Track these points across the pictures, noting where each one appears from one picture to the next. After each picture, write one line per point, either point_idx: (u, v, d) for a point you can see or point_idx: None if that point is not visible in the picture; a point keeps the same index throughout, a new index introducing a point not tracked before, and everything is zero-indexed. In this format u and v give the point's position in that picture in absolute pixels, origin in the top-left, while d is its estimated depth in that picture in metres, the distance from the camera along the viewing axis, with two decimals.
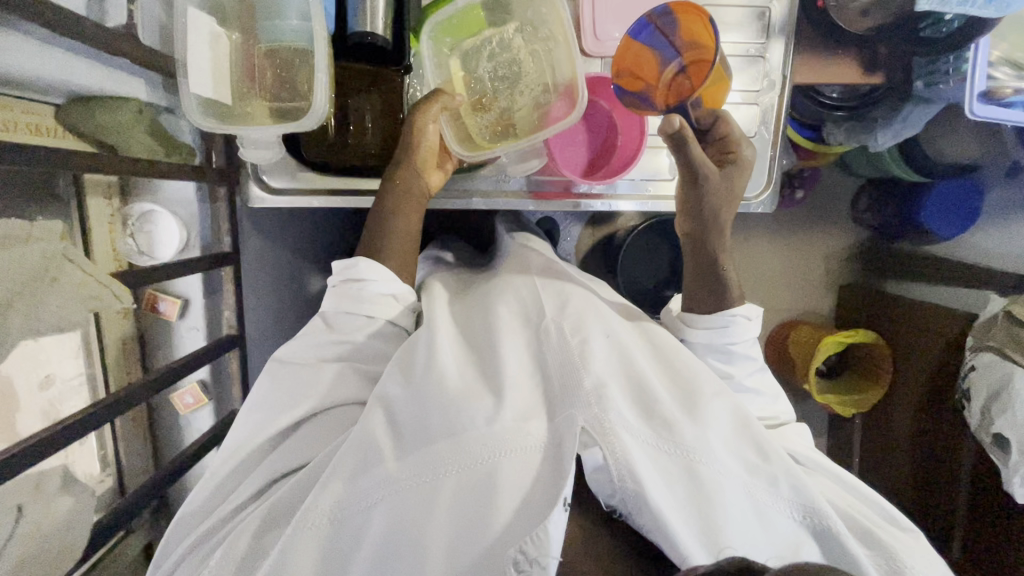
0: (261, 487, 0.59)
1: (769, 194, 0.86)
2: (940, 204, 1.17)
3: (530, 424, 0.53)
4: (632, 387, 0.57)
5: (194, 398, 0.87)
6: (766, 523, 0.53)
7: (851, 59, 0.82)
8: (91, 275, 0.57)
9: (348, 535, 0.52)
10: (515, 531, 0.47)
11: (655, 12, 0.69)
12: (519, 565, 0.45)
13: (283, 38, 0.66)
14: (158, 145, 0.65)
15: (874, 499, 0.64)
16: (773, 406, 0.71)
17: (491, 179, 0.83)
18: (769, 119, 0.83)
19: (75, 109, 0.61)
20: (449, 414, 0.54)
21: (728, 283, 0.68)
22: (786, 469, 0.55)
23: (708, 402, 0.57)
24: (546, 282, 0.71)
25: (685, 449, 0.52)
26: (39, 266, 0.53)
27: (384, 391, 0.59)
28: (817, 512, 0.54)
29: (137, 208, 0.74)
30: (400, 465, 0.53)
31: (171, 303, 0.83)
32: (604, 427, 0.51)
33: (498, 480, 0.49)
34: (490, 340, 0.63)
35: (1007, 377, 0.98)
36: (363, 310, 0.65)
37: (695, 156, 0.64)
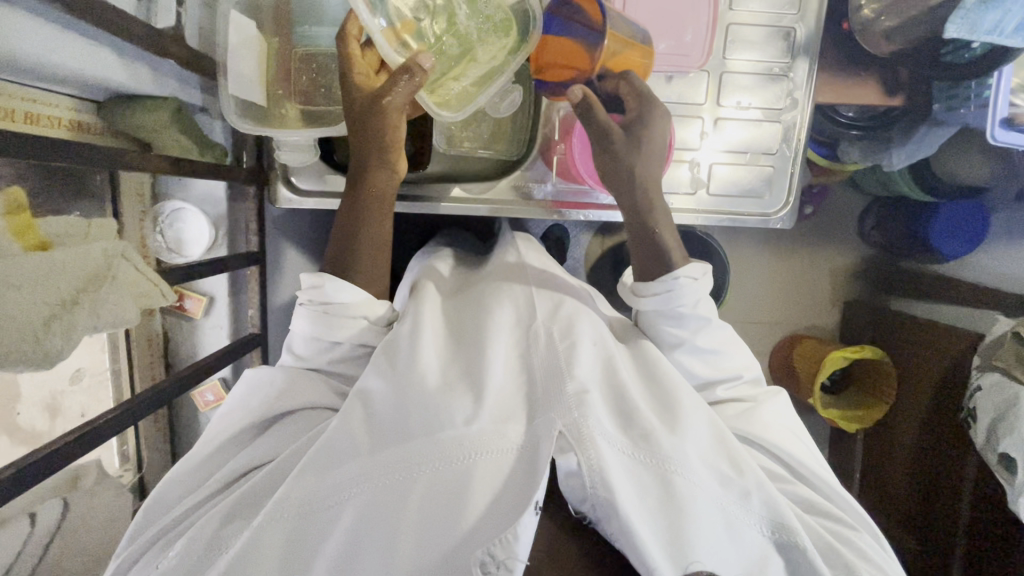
0: (229, 476, 0.58)
1: (787, 211, 0.87)
2: (948, 223, 1.20)
3: (509, 427, 0.53)
4: (613, 397, 0.57)
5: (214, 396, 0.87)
6: (735, 536, 0.53)
7: (873, 81, 0.85)
8: (143, 271, 0.56)
9: (317, 530, 0.51)
10: (482, 535, 0.47)
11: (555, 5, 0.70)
12: (485, 567, 0.45)
13: (320, 44, 0.68)
14: (193, 145, 0.66)
15: (850, 511, 0.65)
16: (733, 363, 0.70)
17: (515, 188, 0.84)
18: (791, 137, 0.84)
19: (115, 107, 0.62)
20: (427, 416, 0.53)
21: (666, 248, 0.66)
22: (760, 483, 0.55)
23: (688, 413, 0.57)
24: (539, 288, 0.70)
25: (661, 459, 0.52)
26: (99, 263, 0.52)
27: (365, 386, 0.58)
28: (787, 528, 0.54)
29: (166, 208, 0.75)
30: (372, 461, 0.52)
31: (196, 301, 0.84)
32: (582, 434, 0.50)
33: (471, 482, 0.49)
34: (473, 342, 0.62)
35: (1015, 398, 0.99)
36: (332, 336, 0.61)
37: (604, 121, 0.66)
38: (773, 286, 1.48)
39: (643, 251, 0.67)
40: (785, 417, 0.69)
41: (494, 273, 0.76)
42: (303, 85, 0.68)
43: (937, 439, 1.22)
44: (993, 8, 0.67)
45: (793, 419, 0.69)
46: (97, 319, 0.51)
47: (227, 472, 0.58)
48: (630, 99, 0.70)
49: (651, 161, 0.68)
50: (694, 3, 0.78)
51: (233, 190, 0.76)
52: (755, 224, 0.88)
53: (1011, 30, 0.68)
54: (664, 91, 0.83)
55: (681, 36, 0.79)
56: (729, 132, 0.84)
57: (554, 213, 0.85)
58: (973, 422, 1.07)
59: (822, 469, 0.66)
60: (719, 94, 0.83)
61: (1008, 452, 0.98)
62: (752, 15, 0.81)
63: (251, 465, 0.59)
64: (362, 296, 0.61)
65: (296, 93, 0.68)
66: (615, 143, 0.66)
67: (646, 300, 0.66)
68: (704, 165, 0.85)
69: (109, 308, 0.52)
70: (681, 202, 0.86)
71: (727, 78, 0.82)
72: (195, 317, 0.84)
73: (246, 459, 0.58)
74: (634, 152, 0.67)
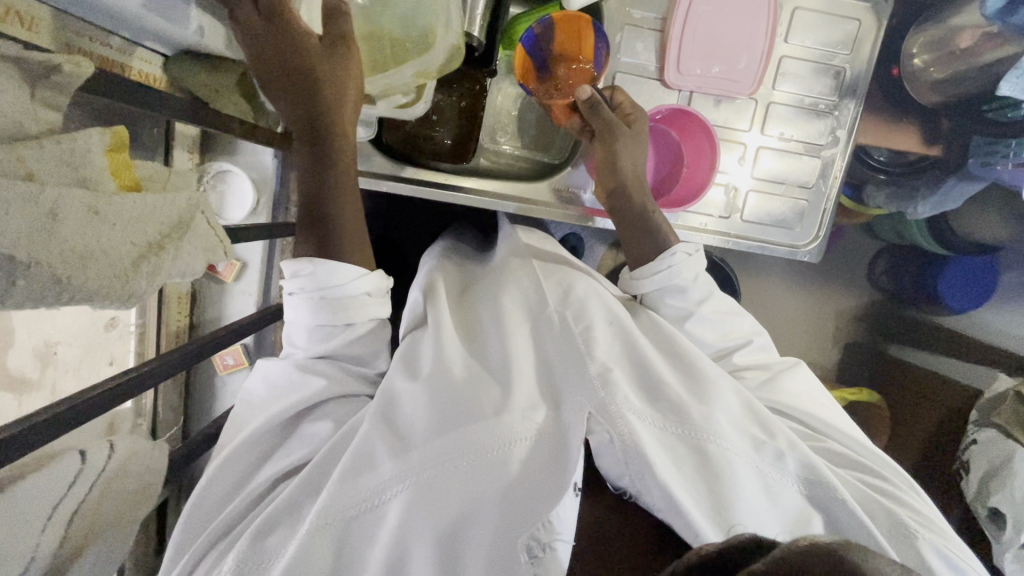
0: (270, 481, 0.58)
1: (816, 244, 0.89)
2: (955, 277, 1.23)
3: (536, 413, 0.54)
4: (637, 372, 0.58)
5: (234, 359, 0.83)
6: (775, 499, 0.54)
7: (913, 131, 0.88)
8: (217, 227, 0.45)
9: (365, 530, 0.52)
10: (526, 521, 0.48)
11: (541, 23, 0.74)
12: (531, 551, 0.48)
13: None
14: (249, 109, 0.66)
15: (885, 460, 0.66)
16: (742, 329, 0.73)
17: (554, 193, 0.85)
18: (828, 173, 0.86)
19: (180, 63, 0.63)
20: (462, 403, 0.54)
21: (661, 229, 0.74)
22: (792, 444, 0.55)
23: (715, 385, 0.59)
24: (549, 272, 0.71)
25: (693, 429, 0.54)
26: (174, 212, 0.41)
27: (391, 386, 0.58)
28: (827, 486, 0.54)
29: (214, 166, 0.75)
30: (410, 458, 0.52)
31: (228, 266, 0.83)
32: (611, 412, 0.52)
33: (509, 469, 0.50)
34: (495, 327, 0.64)
35: (1008, 455, 1.01)
36: (342, 318, 0.60)
37: (609, 113, 0.74)
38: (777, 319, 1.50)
39: (638, 232, 0.74)
40: (805, 380, 0.71)
41: (506, 262, 0.76)
42: None
43: (927, 487, 1.23)
44: None
45: (817, 386, 0.71)
46: (174, 273, 0.41)
47: (266, 478, 0.58)
48: (626, 105, 0.77)
49: (641, 147, 0.76)
50: (752, 30, 0.79)
51: (280, 159, 0.76)
52: (782, 254, 0.89)
53: None
54: (710, 113, 0.84)
55: (735, 62, 0.80)
56: (767, 161, 0.85)
57: (589, 220, 0.86)
58: (966, 474, 1.08)
59: (841, 423, 0.68)
60: (763, 123, 0.84)
61: (998, 506, 0.99)
62: (805, 51, 0.82)
63: (295, 466, 0.59)
64: (356, 275, 0.60)
65: None
66: (618, 130, 0.74)
67: (649, 280, 0.71)
68: (739, 191, 0.86)
69: (183, 264, 0.41)
70: (712, 224, 0.87)
71: (774, 109, 0.84)
72: (227, 281, 0.83)
73: (288, 461, 0.59)
74: (629, 144, 0.74)
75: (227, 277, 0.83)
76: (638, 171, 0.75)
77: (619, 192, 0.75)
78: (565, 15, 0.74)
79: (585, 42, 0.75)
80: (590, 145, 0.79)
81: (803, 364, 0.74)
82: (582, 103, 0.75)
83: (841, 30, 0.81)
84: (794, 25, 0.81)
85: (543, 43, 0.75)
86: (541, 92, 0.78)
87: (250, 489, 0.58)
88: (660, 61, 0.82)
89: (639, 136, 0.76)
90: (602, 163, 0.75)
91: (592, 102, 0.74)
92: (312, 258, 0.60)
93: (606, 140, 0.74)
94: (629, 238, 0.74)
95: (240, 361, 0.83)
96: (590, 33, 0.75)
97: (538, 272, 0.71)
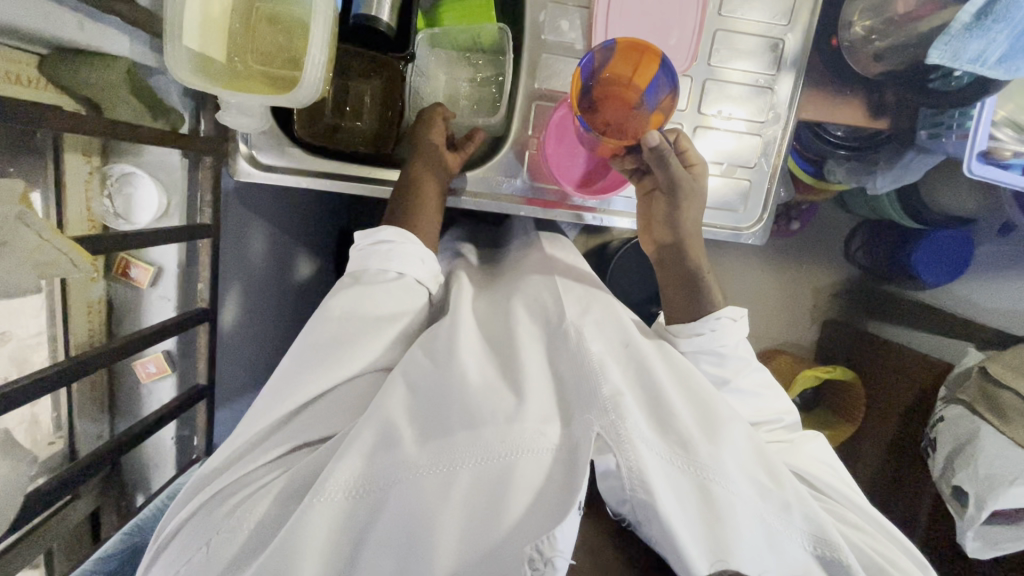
0: (217, 493, 0.56)
1: (761, 226, 0.87)
2: (931, 252, 1.16)
3: (550, 428, 0.52)
4: (649, 400, 0.57)
5: (157, 367, 0.79)
6: (775, 549, 0.52)
7: (859, 100, 0.82)
8: (48, 239, 0.52)
9: (364, 518, 0.50)
10: (526, 529, 0.45)
11: (601, 47, 0.70)
12: (534, 564, 0.44)
13: (284, 3, 0.65)
14: (145, 108, 0.64)
15: (900, 538, 0.64)
16: (773, 407, 0.71)
17: (488, 180, 0.81)
18: (770, 152, 0.83)
19: (60, 60, 0.59)
20: (467, 410, 0.53)
21: (707, 289, 0.72)
22: (799, 497, 0.54)
23: (727, 423, 0.57)
24: (570, 287, 0.71)
25: (700, 467, 0.52)
26: None
27: (409, 376, 0.58)
28: (828, 543, 0.53)
29: (118, 169, 0.70)
30: (417, 452, 0.51)
31: (143, 270, 0.76)
32: (621, 436, 0.50)
33: (515, 479, 0.48)
34: (507, 346, 0.63)
35: (974, 431, 0.98)
36: (395, 266, 0.65)
37: (674, 168, 0.70)
38: (751, 299, 1.46)
39: (684, 289, 0.73)
40: (816, 453, 0.70)
41: (525, 276, 0.76)
42: (268, 46, 0.66)
43: (902, 465, 1.20)
44: (978, 36, 0.63)
45: (834, 460, 0.71)
46: None
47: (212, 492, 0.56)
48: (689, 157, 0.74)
49: (694, 205, 0.74)
50: (682, 4, 0.75)
51: (188, 158, 0.73)
52: (726, 238, 0.87)
53: (994, 62, 0.64)
54: None
55: (666, 38, 0.76)
56: (711, 141, 0.81)
57: (525, 208, 0.83)
58: (933, 451, 1.05)
59: (850, 492, 0.66)
60: (701, 101, 0.80)
61: (962, 485, 0.96)
62: (742, 23, 0.78)
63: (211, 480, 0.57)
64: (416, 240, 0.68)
65: (257, 55, 0.66)
66: (681, 185, 0.72)
67: (685, 338, 0.69)
68: None
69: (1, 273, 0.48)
70: None
71: (712, 85, 0.79)
72: (142, 287, 0.76)
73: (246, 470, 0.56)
74: (690, 202, 0.73)
75: (142, 283, 0.76)
76: (695, 228, 0.75)
77: (671, 248, 0.75)
78: (630, 44, 0.71)
79: (641, 76, 0.73)
80: (642, 184, 0.76)
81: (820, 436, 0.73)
82: (649, 150, 0.68)
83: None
84: None
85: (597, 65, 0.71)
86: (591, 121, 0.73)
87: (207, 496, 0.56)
88: (587, 39, 0.77)
89: (695, 193, 0.74)
90: (658, 217, 0.75)
91: (658, 151, 0.68)
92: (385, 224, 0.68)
93: (667, 197, 0.73)
94: (671, 290, 0.74)
95: (163, 368, 0.80)
96: (651, 69, 0.72)
97: (557, 286, 0.71)
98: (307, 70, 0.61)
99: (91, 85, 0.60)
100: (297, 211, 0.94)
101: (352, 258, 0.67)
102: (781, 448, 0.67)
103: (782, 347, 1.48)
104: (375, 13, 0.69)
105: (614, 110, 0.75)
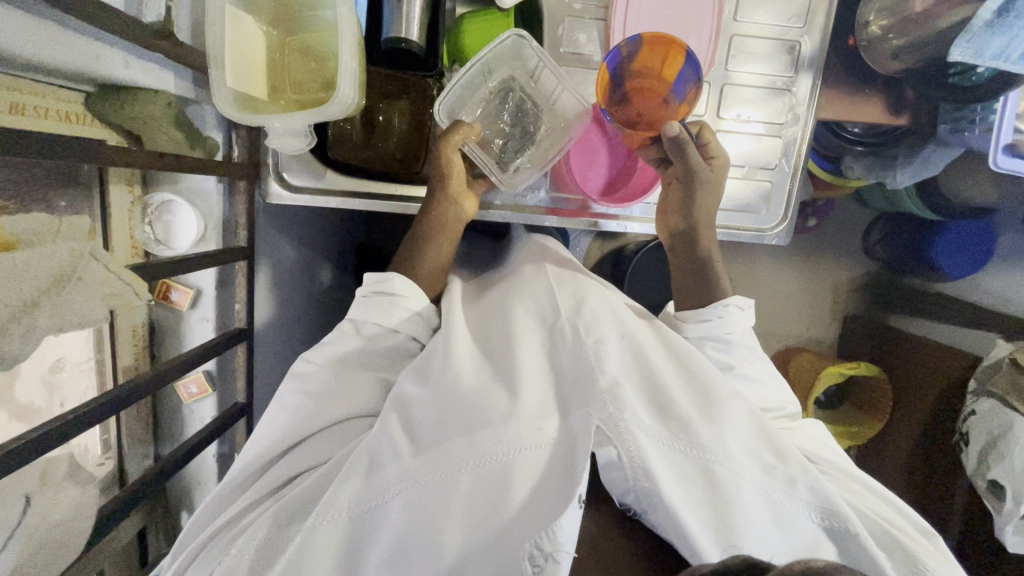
0: (239, 511, 0.58)
1: (785, 225, 0.87)
2: (952, 243, 1.15)
3: (545, 423, 0.53)
4: (647, 388, 0.57)
5: (198, 388, 0.81)
6: (783, 526, 0.53)
7: (879, 99, 0.83)
8: (114, 271, 0.54)
9: (369, 534, 0.51)
10: (528, 526, 0.46)
11: (627, 41, 0.71)
12: (534, 560, 0.45)
13: (314, 30, 0.67)
14: (184, 138, 0.66)
15: (904, 509, 0.63)
16: (776, 396, 0.71)
17: (509, 193, 0.83)
18: (790, 152, 0.83)
19: (105, 99, 0.62)
20: (466, 413, 0.54)
21: (716, 279, 0.73)
22: (804, 469, 0.54)
23: (726, 403, 0.58)
24: (561, 282, 0.71)
25: (702, 448, 0.52)
26: (66, 264, 0.50)
27: (401, 392, 0.59)
28: (837, 514, 0.53)
29: (158, 197, 0.72)
30: (414, 462, 0.52)
31: (183, 294, 0.78)
32: (620, 427, 0.51)
33: (513, 481, 0.49)
34: (502, 341, 0.63)
35: (1008, 424, 0.96)
36: (394, 322, 0.65)
37: (693, 159, 0.72)
38: (769, 298, 1.46)
39: (693, 278, 0.74)
40: (817, 436, 0.69)
41: (518, 270, 0.77)
42: (301, 75, 0.68)
43: (933, 460, 1.19)
44: (1000, 32, 0.63)
45: (831, 442, 0.71)
46: (60, 322, 0.49)
47: (247, 506, 0.58)
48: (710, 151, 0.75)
49: (710, 195, 0.75)
50: (698, 12, 0.76)
51: (223, 183, 0.75)
52: (750, 239, 0.88)
53: (1017, 57, 0.64)
54: None
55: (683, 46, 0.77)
56: (730, 145, 0.82)
57: (551, 219, 0.84)
58: (966, 446, 1.04)
59: (851, 466, 0.66)
60: (719, 105, 0.81)
61: (999, 479, 0.95)
62: (757, 27, 0.79)
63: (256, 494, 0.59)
64: (419, 292, 0.68)
65: (293, 86, 0.69)
66: (699, 177, 0.73)
67: (692, 324, 0.70)
68: None
69: (73, 308, 0.50)
70: None
71: (729, 90, 0.80)
72: (182, 310, 0.78)
73: (269, 479, 0.59)
74: (706, 191, 0.74)
75: (182, 305, 0.78)
76: (710, 217, 0.75)
77: (684, 236, 0.76)
78: (655, 39, 0.71)
79: (669, 68, 0.72)
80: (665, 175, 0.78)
81: (819, 424, 0.73)
82: (668, 140, 0.71)
83: (796, 3, 0.78)
84: (742, 2, 0.78)
85: (624, 59, 0.72)
86: (618, 114, 0.75)
87: (246, 517, 0.57)
88: (605, 51, 0.79)
89: (717, 184, 0.75)
90: (671, 206, 0.77)
91: (678, 141, 0.71)
92: (389, 272, 0.68)
93: (687, 193, 0.75)
94: (681, 279, 0.75)
95: (204, 389, 0.81)
96: (676, 63, 0.72)
97: (551, 282, 0.70)
98: (341, 86, 0.62)
99: (134, 119, 0.63)
100: (321, 228, 0.96)
101: (356, 301, 0.67)
102: (786, 432, 0.67)
103: (803, 345, 1.47)
104: (404, 35, 0.71)
105: (644, 101, 0.75)
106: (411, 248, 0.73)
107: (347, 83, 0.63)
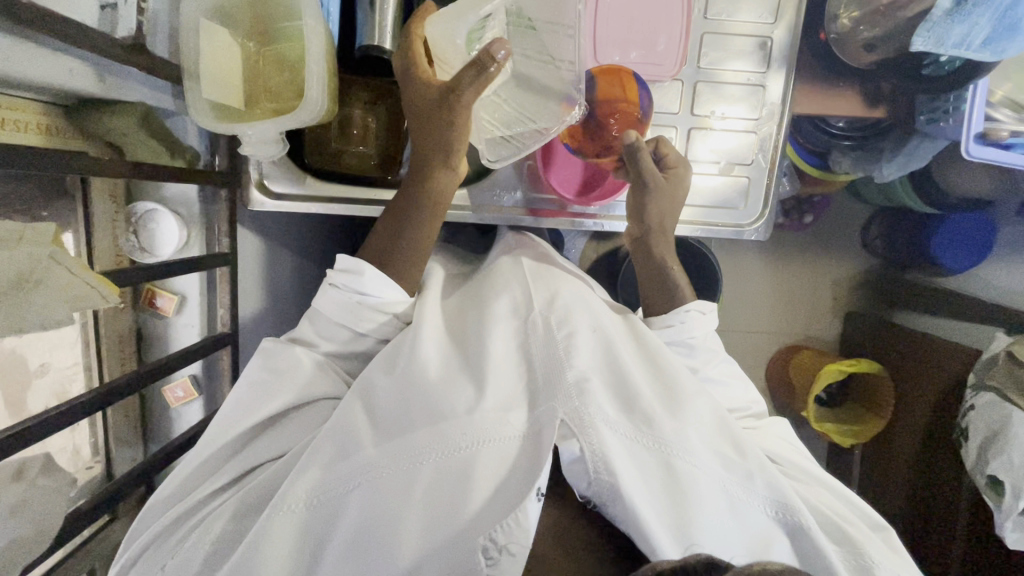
0: (199, 500, 0.60)
1: (763, 221, 0.87)
2: (949, 235, 1.15)
3: (511, 415, 0.54)
4: (614, 381, 0.58)
5: (184, 391, 0.83)
6: (738, 518, 0.54)
7: (854, 92, 0.83)
8: (78, 276, 0.56)
9: (325, 520, 0.53)
10: (486, 520, 0.48)
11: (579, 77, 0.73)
12: (487, 553, 0.47)
13: (287, 41, 0.69)
14: (163, 149, 0.70)
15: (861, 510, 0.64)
16: (740, 396, 0.71)
17: (487, 193, 0.84)
18: (766, 147, 0.83)
19: (84, 112, 0.65)
20: (430, 406, 0.55)
21: (677, 283, 0.73)
22: (763, 466, 0.55)
23: (690, 398, 0.58)
24: (536, 274, 0.72)
25: (664, 442, 0.53)
26: (26, 267, 0.51)
27: (369, 381, 0.60)
28: (790, 508, 0.54)
29: (140, 207, 0.75)
30: (377, 452, 0.54)
31: (167, 300, 0.80)
32: (584, 421, 0.52)
33: (474, 474, 0.51)
34: (475, 332, 0.64)
35: (1006, 419, 0.94)
36: (363, 324, 0.65)
37: (647, 164, 0.70)
38: (767, 295, 1.45)
39: (653, 282, 0.74)
40: (781, 435, 0.70)
41: (494, 262, 0.78)
42: (275, 84, 0.70)
43: (936, 456, 1.17)
44: (961, 21, 0.63)
45: (794, 439, 0.71)
46: (20, 322, 0.51)
47: (206, 495, 0.60)
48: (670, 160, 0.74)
49: (668, 201, 0.73)
50: (667, 11, 0.77)
51: (205, 191, 0.77)
52: (728, 235, 0.87)
53: (979, 45, 0.65)
54: None
55: (654, 45, 0.78)
56: (706, 141, 0.82)
57: (529, 219, 0.85)
58: (965, 441, 1.02)
59: (811, 465, 0.66)
60: (693, 103, 0.81)
61: (997, 474, 0.94)
62: (729, 26, 0.79)
63: (221, 485, 0.60)
64: (389, 288, 0.65)
65: (268, 95, 0.70)
66: (652, 184, 0.71)
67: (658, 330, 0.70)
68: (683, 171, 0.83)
69: (33, 309, 0.51)
70: None
71: (703, 87, 0.81)
72: (167, 315, 0.81)
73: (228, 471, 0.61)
74: (659, 196, 0.72)
75: (167, 311, 0.80)
76: (665, 223, 0.74)
77: (639, 241, 0.75)
78: (606, 70, 0.72)
79: (629, 91, 0.73)
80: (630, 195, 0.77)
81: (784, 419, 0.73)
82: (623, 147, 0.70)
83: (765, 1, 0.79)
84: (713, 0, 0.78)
85: None
86: (586, 146, 0.75)
87: (207, 506, 0.59)
88: None
89: (678, 192, 0.73)
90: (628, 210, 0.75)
91: (633, 149, 0.69)
92: (358, 261, 0.64)
93: (638, 192, 0.72)
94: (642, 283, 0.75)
95: (190, 392, 0.84)
96: (631, 85, 0.73)
97: (526, 275, 0.71)
98: (308, 91, 0.64)
99: (112, 132, 0.66)
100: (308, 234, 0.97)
101: (326, 288, 0.65)
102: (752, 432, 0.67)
103: (803, 342, 1.45)
104: (376, 42, 0.73)
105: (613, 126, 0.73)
106: (393, 219, 0.68)
107: (315, 90, 0.65)
